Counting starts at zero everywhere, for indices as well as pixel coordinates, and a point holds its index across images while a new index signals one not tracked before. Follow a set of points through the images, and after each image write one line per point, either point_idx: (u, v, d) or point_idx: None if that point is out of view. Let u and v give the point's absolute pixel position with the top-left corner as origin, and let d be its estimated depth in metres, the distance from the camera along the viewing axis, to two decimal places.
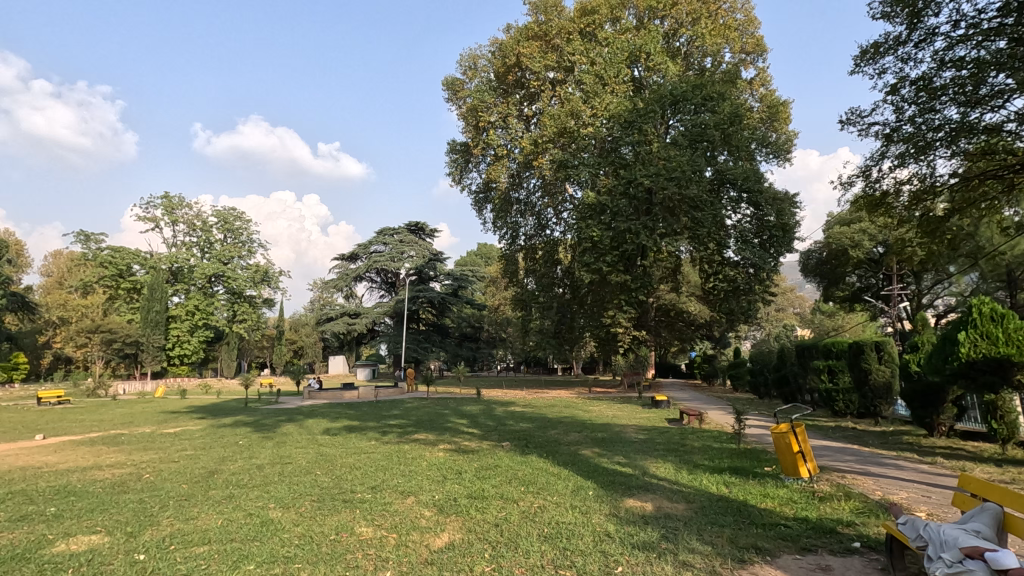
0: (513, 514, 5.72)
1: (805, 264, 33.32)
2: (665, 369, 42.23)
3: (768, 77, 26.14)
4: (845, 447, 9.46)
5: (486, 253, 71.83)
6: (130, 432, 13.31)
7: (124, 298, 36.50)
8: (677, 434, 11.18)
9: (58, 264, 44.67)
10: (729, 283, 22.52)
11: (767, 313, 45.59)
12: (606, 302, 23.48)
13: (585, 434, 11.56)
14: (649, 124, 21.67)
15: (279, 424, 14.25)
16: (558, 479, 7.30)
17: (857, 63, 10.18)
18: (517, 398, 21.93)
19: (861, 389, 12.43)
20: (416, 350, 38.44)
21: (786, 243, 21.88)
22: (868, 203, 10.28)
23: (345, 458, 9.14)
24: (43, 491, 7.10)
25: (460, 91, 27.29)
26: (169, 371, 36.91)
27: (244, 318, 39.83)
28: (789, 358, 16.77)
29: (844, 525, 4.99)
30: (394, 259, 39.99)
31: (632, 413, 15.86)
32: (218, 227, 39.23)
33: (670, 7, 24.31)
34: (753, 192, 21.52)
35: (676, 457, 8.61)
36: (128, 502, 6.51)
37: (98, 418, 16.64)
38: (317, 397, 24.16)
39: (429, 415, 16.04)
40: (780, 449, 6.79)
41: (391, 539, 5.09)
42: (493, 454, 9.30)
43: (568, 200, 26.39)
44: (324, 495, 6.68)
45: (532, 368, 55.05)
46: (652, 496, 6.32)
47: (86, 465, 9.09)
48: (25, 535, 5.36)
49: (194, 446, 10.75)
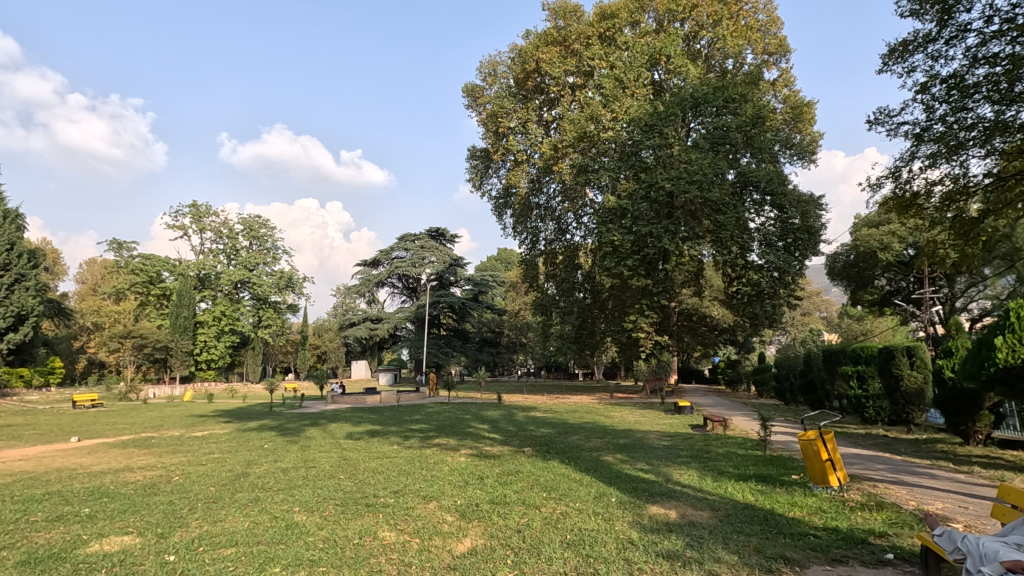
0: (535, 520, 5.70)
1: (831, 267, 32.51)
2: (687, 374, 41.72)
3: (791, 78, 25.79)
4: (876, 455, 9.21)
5: (506, 258, 72.04)
6: (159, 435, 13.63)
7: (154, 305, 37.45)
8: (701, 441, 11.03)
9: (92, 272, 46.15)
10: (753, 286, 22.02)
11: (792, 317, 44.80)
12: (628, 307, 23.35)
13: (607, 440, 11.46)
14: (669, 127, 21.50)
15: (303, 428, 14.45)
16: (580, 485, 7.25)
17: (885, 62, 9.97)
18: (538, 403, 21.87)
19: (892, 396, 12.11)
20: (436, 355, 38.70)
21: (812, 246, 21.51)
22: (897, 204, 10.04)
23: (369, 463, 9.21)
24: (78, 492, 7.33)
25: (479, 98, 27.56)
26: (197, 375, 37.77)
27: (270, 324, 40.55)
28: (816, 363, 16.38)
29: (876, 536, 4.86)
30: (415, 264, 40.35)
31: (654, 418, 15.69)
32: (244, 234, 40.09)
33: (690, 9, 24.13)
34: (777, 194, 21.17)
35: (700, 464, 8.49)
36: (158, 503, 6.65)
37: (130, 421, 17.10)
38: (340, 401, 24.43)
39: (450, 419, 16.07)
40: (807, 457, 6.63)
41: (414, 544, 5.11)
42: (515, 460, 9.29)
43: (588, 205, 26.32)
44: (348, 499, 6.73)
45: (553, 374, 54.86)
46: (676, 503, 6.25)
47: (118, 467, 9.35)
48: (61, 534, 5.52)
49: (221, 450, 10.96)
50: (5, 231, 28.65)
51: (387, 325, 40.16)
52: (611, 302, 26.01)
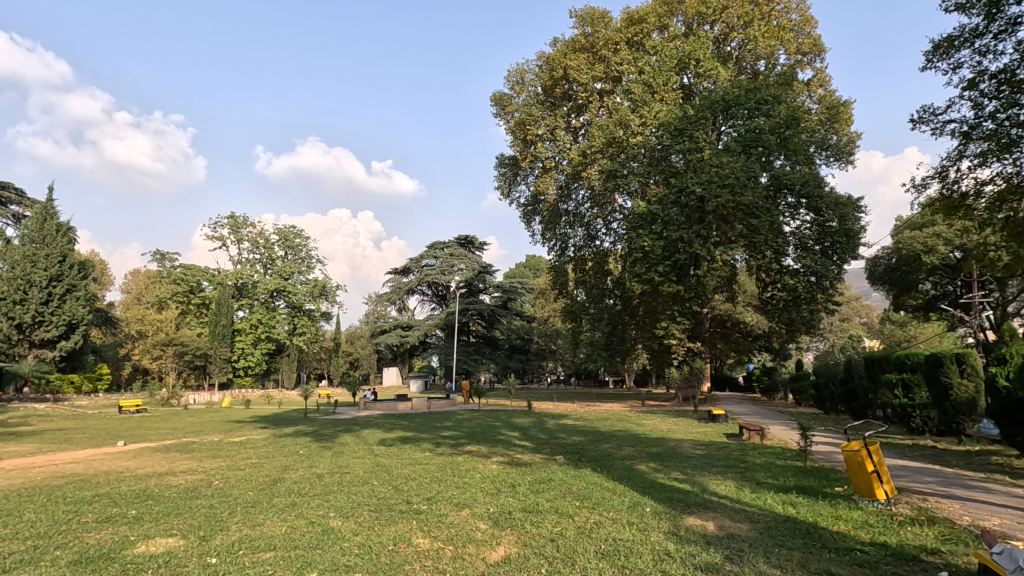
0: (569, 529, 5.65)
1: (872, 271, 31.40)
2: (721, 382, 40.89)
3: (827, 78, 25.11)
4: (925, 467, 8.79)
5: (535, 265, 71.97)
6: (200, 440, 14.07)
7: (194, 313, 38.69)
8: (738, 450, 10.75)
9: (137, 282, 48.05)
10: (790, 292, 21.44)
11: (830, 323, 43.49)
12: (659, 314, 23.06)
13: (640, 448, 11.28)
14: (700, 131, 21.23)
15: (337, 434, 14.71)
16: (614, 494, 7.14)
17: (929, 59, 9.63)
18: (569, 411, 21.63)
19: (942, 405, 11.61)
20: (466, 361, 38.90)
21: (851, 249, 20.88)
22: (944, 206, 9.68)
23: (401, 469, 9.31)
24: (125, 495, 7.61)
25: (508, 107, 27.82)
26: (235, 382, 38.92)
27: (304, 331, 41.38)
28: (857, 371, 15.85)
29: (928, 552, 4.64)
30: (444, 272, 40.74)
31: (688, 427, 15.34)
32: (280, 244, 41.20)
33: (719, 11, 23.80)
34: (814, 197, 20.56)
35: (737, 475, 8.28)
36: (200, 506, 6.86)
37: (172, 426, 17.67)
38: (373, 408, 24.80)
39: (480, 426, 16.13)
40: (851, 468, 6.40)
41: (447, 552, 5.11)
42: (547, 468, 9.23)
43: (618, 210, 26.14)
44: (381, 505, 6.80)
45: (583, 381, 54.48)
46: (713, 514, 6.09)
47: (162, 470, 9.70)
48: (111, 535, 5.74)
49: (259, 455, 11.24)
50: (57, 243, 30.17)
51: (417, 332, 40.55)
52: (641, 308, 25.79)
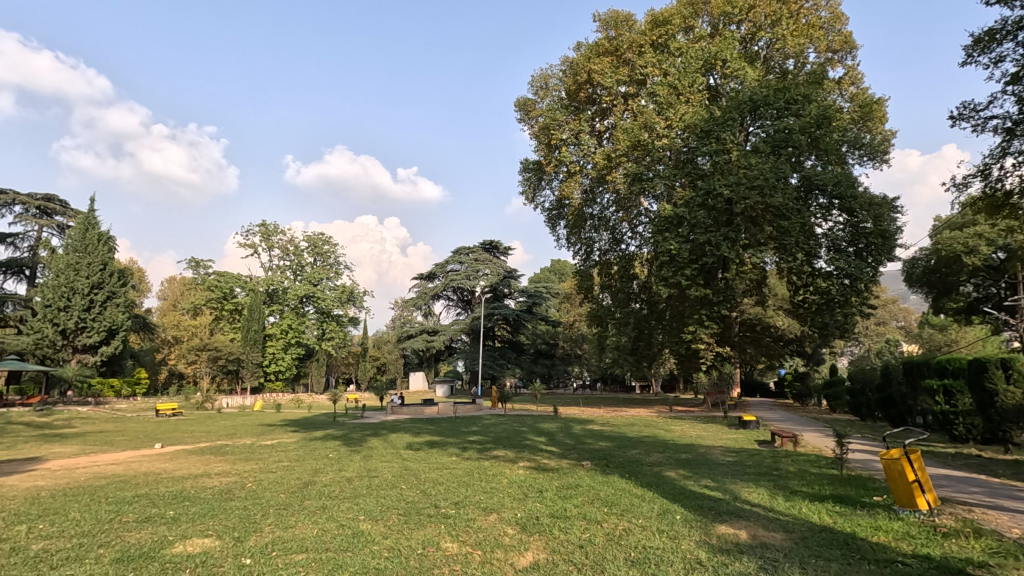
0: (598, 536, 5.59)
1: (911, 273, 30.79)
2: (751, 388, 40.05)
3: (859, 75, 24.49)
4: (970, 477, 8.45)
5: (560, 269, 71.81)
6: (234, 443, 14.39)
7: (227, 319, 39.67)
8: (770, 457, 10.51)
9: (173, 289, 49.52)
10: (822, 295, 20.94)
11: (865, 327, 42.19)
12: (687, 318, 22.74)
13: (668, 454, 11.13)
14: (727, 133, 20.93)
15: (366, 438, 14.89)
16: (643, 501, 7.05)
17: (969, 53, 9.30)
18: (596, 416, 21.46)
19: (986, 413, 11.08)
20: (492, 367, 39.03)
21: (887, 251, 20.24)
22: (988, 205, 9.30)
23: (429, 473, 9.36)
24: (164, 496, 7.83)
25: (532, 112, 27.88)
26: (266, 386, 39.77)
27: (333, 336, 42.07)
28: (895, 376, 15.38)
29: (974, 566, 4.46)
30: (469, 277, 40.94)
31: (718, 433, 15.08)
32: (309, 251, 42.02)
33: (746, 11, 23.44)
34: (847, 198, 20.01)
35: (770, 482, 8.09)
36: (234, 508, 7.01)
37: (207, 430, 18.10)
38: (400, 412, 24.99)
39: (507, 431, 16.12)
40: (891, 476, 6.22)
41: (476, 556, 5.12)
42: (575, 473, 9.16)
43: (644, 214, 25.91)
44: (410, 509, 6.84)
45: (609, 387, 54.01)
46: (746, 523, 5.96)
47: (198, 472, 9.95)
48: (150, 534, 5.92)
49: (290, 458, 11.44)
50: (98, 252, 31.35)
51: (443, 337, 40.78)
52: (668, 312, 25.49)
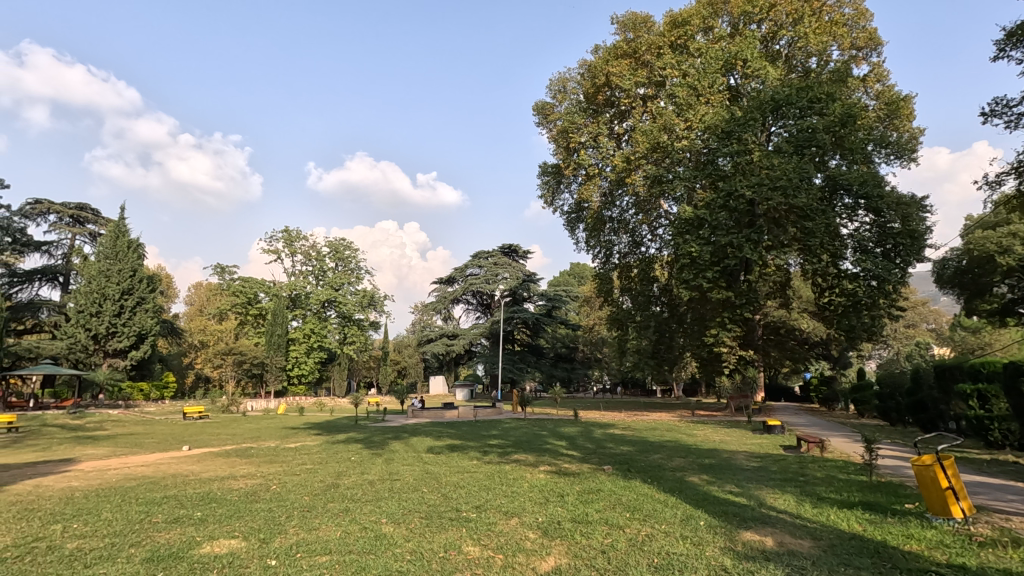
0: (620, 541, 5.55)
1: (942, 274, 29.99)
2: (776, 392, 39.35)
3: (884, 72, 23.98)
4: (1007, 485, 8.16)
5: (579, 272, 71.58)
6: (258, 446, 14.63)
7: (252, 324, 40.38)
8: (796, 463, 10.30)
9: (199, 294, 50.60)
10: (849, 297, 20.49)
11: (894, 330, 41.19)
12: (709, 321, 22.49)
13: (691, 459, 10.99)
14: (749, 133, 20.68)
15: (387, 441, 15.03)
16: (666, 506, 6.97)
17: (1001, 47, 9.04)
18: (617, 420, 21.31)
19: (1023, 418, 10.74)
20: (512, 370, 39.06)
21: (916, 251, 19.72)
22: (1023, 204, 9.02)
23: (450, 477, 9.40)
24: (191, 497, 8.00)
25: (550, 115, 27.94)
26: (290, 390, 40.37)
27: (354, 340, 42.56)
28: (926, 380, 14.98)
29: None
30: (489, 281, 41.11)
31: (742, 438, 14.83)
32: (331, 256, 42.61)
33: (767, 9, 23.15)
34: (873, 197, 19.61)
35: (796, 488, 7.92)
36: (259, 510, 7.13)
37: (232, 432, 18.44)
38: (420, 416, 25.14)
39: (527, 435, 16.11)
40: (923, 483, 6.05)
41: (498, 560, 5.12)
42: (595, 478, 9.12)
43: (664, 216, 25.67)
44: (431, 512, 6.87)
45: (629, 391, 53.58)
46: (772, 529, 5.85)
47: (224, 474, 10.15)
48: (179, 535, 6.05)
49: (313, 461, 11.59)
50: (128, 259, 32.19)
51: (462, 341, 40.95)
52: (689, 315, 25.20)
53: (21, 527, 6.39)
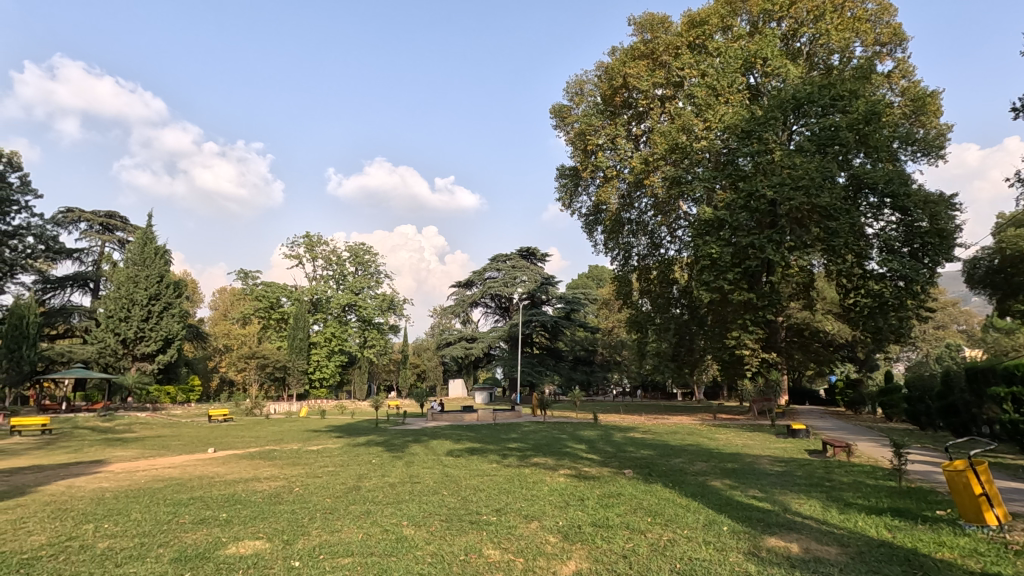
0: (642, 545, 5.50)
1: (972, 274, 28.95)
2: (800, 396, 38.60)
3: (909, 68, 23.47)
4: None
5: (598, 275, 71.28)
6: (281, 448, 14.86)
7: (275, 328, 40.98)
8: (821, 468, 10.09)
9: (223, 299, 51.58)
10: (875, 298, 20.02)
11: (923, 331, 40.12)
12: (730, 323, 22.19)
13: (713, 464, 10.85)
14: (770, 133, 20.43)
15: (408, 444, 15.12)
16: (687, 511, 6.88)
17: None
18: (637, 423, 21.10)
19: None
20: (531, 374, 39.00)
21: (945, 250, 19.20)
22: None
23: (469, 480, 9.41)
24: (217, 498, 8.15)
25: (567, 118, 27.94)
26: (311, 393, 40.88)
27: (374, 344, 42.89)
28: (957, 383, 14.39)
29: None
30: (507, 284, 41.18)
31: (765, 442, 14.57)
32: (351, 261, 43.11)
33: (787, 7, 22.82)
34: (899, 196, 19.19)
35: (822, 494, 7.76)
36: (283, 511, 7.24)
37: (256, 435, 18.74)
38: (440, 419, 25.23)
39: (546, 439, 16.09)
40: (955, 489, 5.88)
41: (518, 564, 5.11)
42: (616, 482, 9.04)
43: (683, 217, 25.41)
44: (452, 515, 6.91)
45: (649, 394, 53.12)
46: (798, 536, 5.73)
47: (248, 476, 10.33)
48: (205, 535, 6.17)
49: (335, 464, 11.73)
50: (155, 265, 32.94)
51: (481, 344, 41.06)
52: (709, 318, 24.88)
53: (55, 527, 6.56)
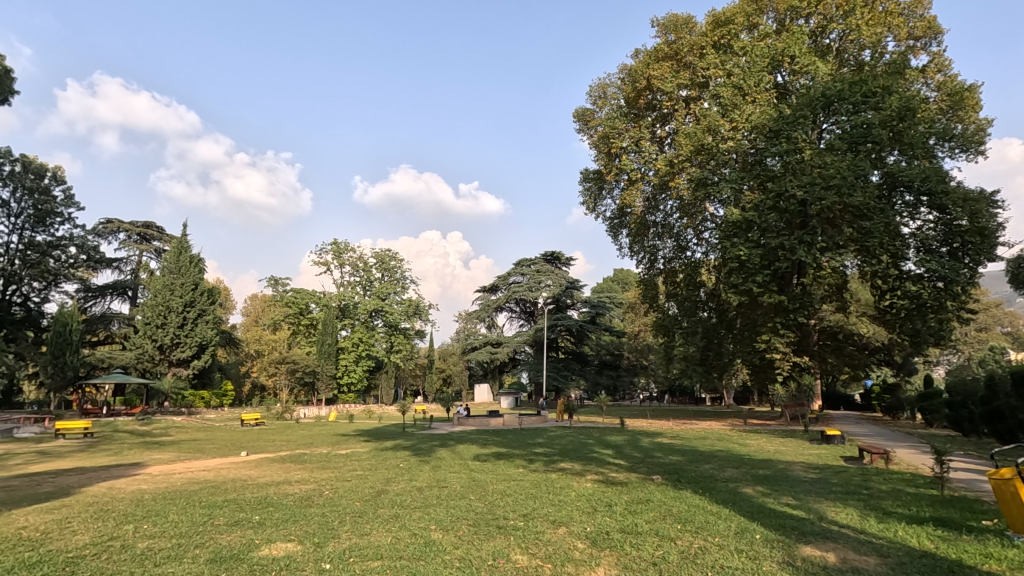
0: (671, 553, 5.43)
1: (1017, 274, 27.79)
2: (834, 400, 37.52)
3: (945, 62, 22.75)
4: None
5: (623, 279, 70.85)
6: (311, 452, 15.10)
7: (304, 333, 41.67)
8: (858, 475, 9.79)
9: (254, 305, 52.65)
10: (912, 299, 19.31)
11: (964, 334, 38.63)
12: (760, 326, 21.73)
13: (744, 470, 10.62)
14: (799, 131, 19.99)
15: (434, 448, 15.21)
16: (718, 518, 6.75)
17: None
18: (665, 429, 20.75)
19: None
20: (556, 379, 38.83)
21: (987, 250, 18.47)
22: None
23: (496, 484, 9.43)
24: (250, 501, 8.34)
25: (591, 121, 27.90)
26: (340, 397, 41.45)
27: (400, 349, 43.35)
28: (1002, 388, 13.94)
29: None
30: (532, 288, 41.12)
31: (799, 449, 14.18)
32: (377, 267, 43.69)
33: (815, 4, 22.40)
34: (936, 194, 18.53)
35: (860, 502, 7.53)
36: (314, 514, 7.36)
37: (286, 439, 19.06)
38: (466, 424, 25.29)
39: (573, 443, 15.96)
40: (1003, 500, 5.65)
41: (546, 569, 5.10)
42: (644, 488, 8.91)
43: (710, 219, 25.04)
44: (479, 520, 6.92)
45: (677, 399, 52.34)
46: (834, 545, 5.58)
47: (279, 479, 10.56)
48: (239, 537, 6.31)
49: (364, 467, 11.87)
50: (190, 273, 33.87)
51: (506, 349, 41.08)
52: (739, 321, 24.45)
53: (98, 527, 6.80)
